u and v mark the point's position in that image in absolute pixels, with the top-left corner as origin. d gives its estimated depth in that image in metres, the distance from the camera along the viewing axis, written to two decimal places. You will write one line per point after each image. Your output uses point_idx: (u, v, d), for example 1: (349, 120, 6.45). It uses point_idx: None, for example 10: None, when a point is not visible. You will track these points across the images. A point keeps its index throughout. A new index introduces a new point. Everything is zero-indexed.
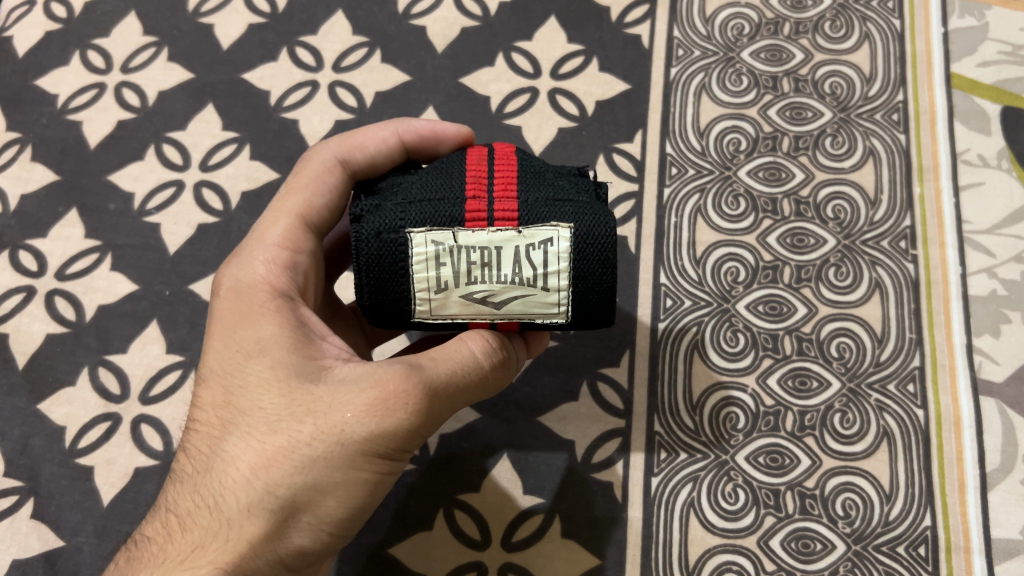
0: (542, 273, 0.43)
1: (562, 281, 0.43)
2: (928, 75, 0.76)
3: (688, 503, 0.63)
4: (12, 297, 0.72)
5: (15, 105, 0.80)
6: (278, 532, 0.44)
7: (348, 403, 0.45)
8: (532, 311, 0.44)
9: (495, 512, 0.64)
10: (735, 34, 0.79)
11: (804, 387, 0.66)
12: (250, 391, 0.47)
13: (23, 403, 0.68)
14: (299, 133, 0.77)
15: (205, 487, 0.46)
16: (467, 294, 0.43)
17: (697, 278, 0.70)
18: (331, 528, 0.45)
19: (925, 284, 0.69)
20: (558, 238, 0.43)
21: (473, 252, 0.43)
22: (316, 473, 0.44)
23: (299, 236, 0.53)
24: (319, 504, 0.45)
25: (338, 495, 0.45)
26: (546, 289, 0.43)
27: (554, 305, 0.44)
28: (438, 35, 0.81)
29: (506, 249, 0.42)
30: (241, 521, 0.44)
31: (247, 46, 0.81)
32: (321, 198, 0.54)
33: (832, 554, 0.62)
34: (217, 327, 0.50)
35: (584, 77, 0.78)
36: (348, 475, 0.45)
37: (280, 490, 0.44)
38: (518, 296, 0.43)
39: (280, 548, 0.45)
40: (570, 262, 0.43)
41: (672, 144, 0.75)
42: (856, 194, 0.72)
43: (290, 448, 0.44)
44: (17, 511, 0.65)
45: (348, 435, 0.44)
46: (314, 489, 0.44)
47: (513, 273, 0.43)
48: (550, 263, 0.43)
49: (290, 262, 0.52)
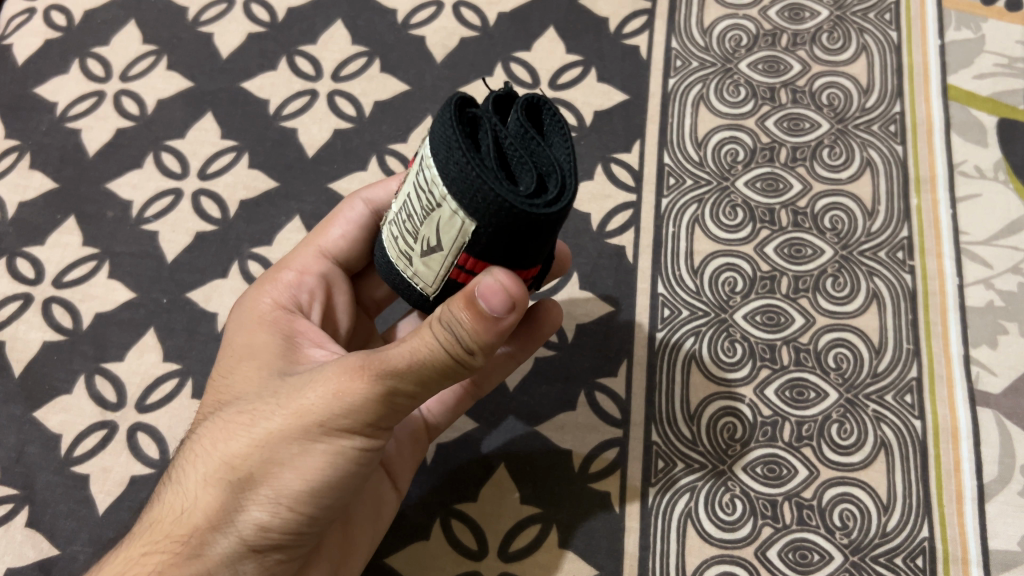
0: (425, 188, 0.39)
1: (439, 186, 0.38)
2: (925, 87, 0.77)
3: (685, 514, 0.63)
4: (9, 304, 0.72)
5: (15, 113, 0.80)
6: (236, 504, 0.46)
7: (313, 383, 0.46)
8: (454, 235, 0.39)
9: (493, 522, 0.64)
10: (732, 46, 0.79)
11: (801, 398, 0.66)
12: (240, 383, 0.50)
13: (19, 410, 0.68)
14: (298, 142, 0.77)
15: (186, 468, 0.49)
16: (416, 253, 0.41)
17: (695, 289, 0.70)
18: (290, 504, 0.46)
19: (922, 295, 0.69)
20: (425, 154, 0.39)
21: (401, 213, 0.41)
22: (273, 447, 0.46)
23: (314, 264, 0.58)
24: (275, 480, 0.46)
25: (292, 471, 0.46)
26: (438, 200, 0.38)
27: (456, 214, 0.38)
28: (437, 45, 0.81)
29: (409, 193, 0.40)
30: (205, 493, 0.47)
31: (246, 55, 0.81)
32: (337, 230, 0.59)
33: (830, 564, 0.62)
34: (230, 335, 0.55)
35: (583, 88, 0.78)
36: (304, 453, 0.45)
37: (239, 464, 0.46)
38: (432, 227, 0.39)
39: (240, 521, 0.46)
40: (438, 162, 0.38)
41: (670, 154, 0.75)
42: (853, 206, 0.72)
43: (254, 424, 0.47)
44: (12, 519, 0.64)
45: (306, 408, 0.45)
46: (271, 458, 0.46)
47: (415, 207, 0.40)
48: (425, 175, 0.39)
49: (297, 281, 0.57)
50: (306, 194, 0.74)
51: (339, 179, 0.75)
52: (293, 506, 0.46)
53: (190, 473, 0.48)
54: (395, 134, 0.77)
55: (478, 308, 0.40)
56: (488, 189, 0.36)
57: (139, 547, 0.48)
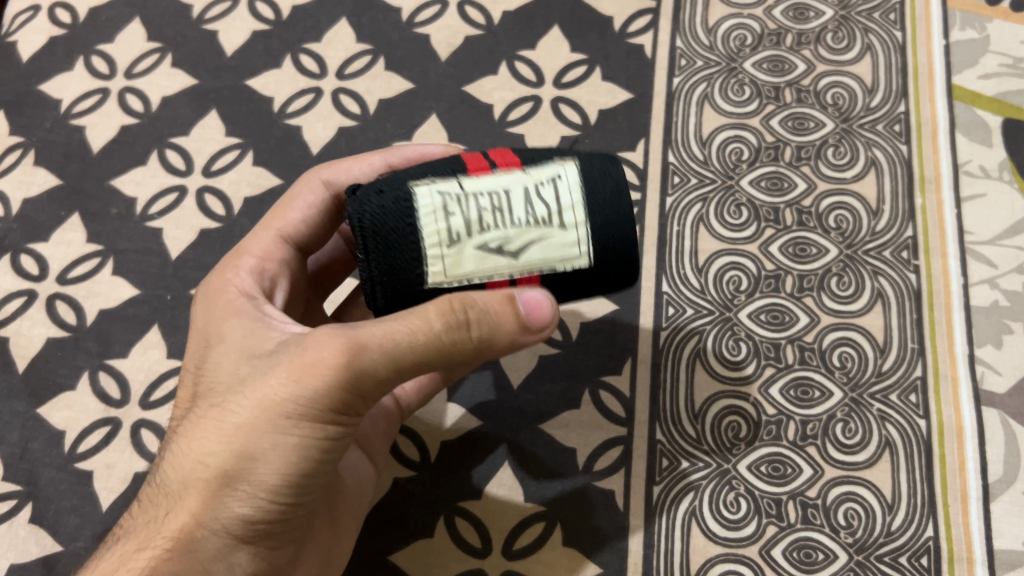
0: (556, 210, 0.43)
1: (578, 215, 0.43)
2: (930, 87, 0.77)
3: (689, 512, 0.63)
4: (13, 300, 0.72)
5: (19, 110, 0.80)
6: (216, 499, 0.46)
7: (278, 374, 0.45)
8: (554, 257, 0.43)
9: (496, 520, 0.64)
10: (737, 45, 0.79)
11: (806, 397, 0.66)
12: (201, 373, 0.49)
13: (23, 407, 0.68)
14: (302, 140, 0.77)
15: (164, 462, 0.49)
16: (481, 243, 0.42)
17: (700, 287, 0.70)
18: (269, 495, 0.46)
19: (927, 294, 0.69)
20: (564, 173, 0.43)
21: (482, 197, 0.42)
22: (245, 441, 0.45)
23: (275, 250, 0.57)
24: (252, 473, 0.46)
25: (268, 464, 0.45)
26: (564, 226, 0.43)
27: (573, 245, 0.43)
28: (442, 44, 0.81)
29: (515, 190, 0.42)
30: (185, 491, 0.47)
31: (251, 53, 0.81)
32: (297, 213, 0.58)
33: (834, 563, 0.61)
34: (191, 320, 0.53)
35: (587, 87, 0.78)
36: (278, 444, 0.45)
37: (213, 460, 0.46)
38: (536, 239, 0.42)
39: (223, 514, 0.46)
40: (582, 195, 0.43)
41: (674, 153, 0.75)
42: (858, 205, 0.72)
43: (222, 418, 0.46)
44: (16, 515, 0.64)
45: (273, 401, 0.45)
46: (245, 454, 0.45)
47: (526, 213, 0.42)
48: (562, 197, 0.43)
49: (258, 266, 0.55)
50: None
51: None
52: (274, 496, 0.46)
53: (167, 469, 0.48)
54: (400, 132, 0.77)
55: (519, 317, 0.43)
56: (604, 238, 0.44)
57: (127, 545, 0.48)
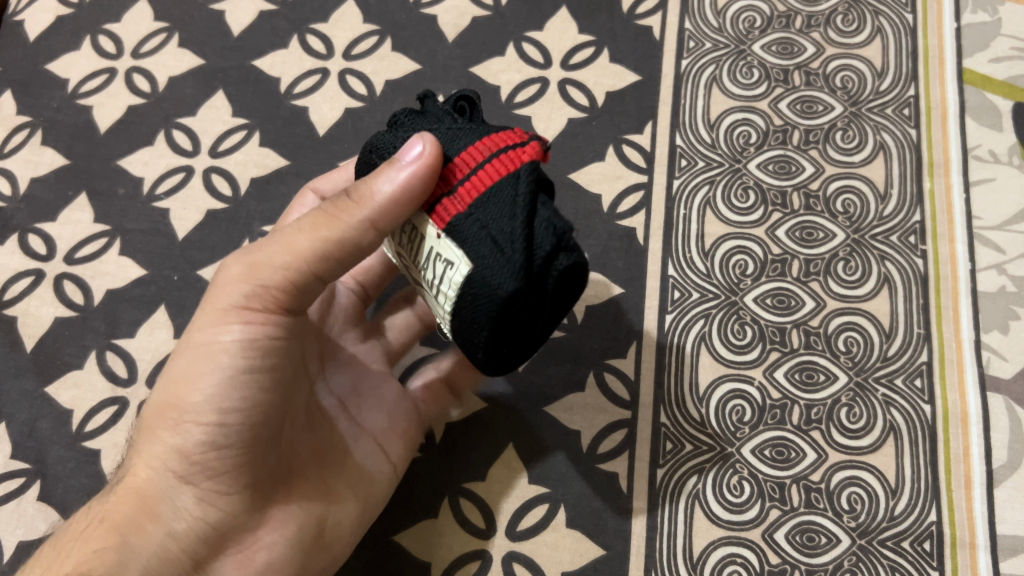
0: (439, 286, 0.44)
1: (446, 303, 0.44)
2: (940, 71, 0.76)
3: (693, 495, 0.63)
4: (22, 280, 0.72)
5: (26, 89, 0.80)
6: (160, 435, 0.50)
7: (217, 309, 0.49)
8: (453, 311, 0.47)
9: (500, 501, 0.64)
10: (746, 27, 0.79)
11: (811, 380, 0.66)
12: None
13: (31, 385, 0.68)
14: (309, 120, 0.77)
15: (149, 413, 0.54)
16: (407, 261, 0.48)
17: (706, 271, 0.70)
18: (195, 419, 0.49)
19: (934, 280, 0.69)
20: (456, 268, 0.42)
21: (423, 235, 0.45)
22: (184, 376, 0.49)
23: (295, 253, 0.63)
24: (175, 399, 0.49)
25: (186, 384, 0.49)
26: (439, 300, 0.45)
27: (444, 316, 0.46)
28: (449, 24, 0.81)
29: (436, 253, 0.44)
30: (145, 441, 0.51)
31: (258, 33, 0.81)
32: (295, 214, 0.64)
33: (837, 547, 0.62)
34: None
35: (595, 68, 0.78)
36: (198, 368, 0.49)
37: (155, 400, 0.51)
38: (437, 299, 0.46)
39: (170, 453, 0.50)
40: (456, 295, 0.43)
41: (682, 136, 0.75)
42: (866, 189, 0.72)
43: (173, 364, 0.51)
44: (24, 492, 0.65)
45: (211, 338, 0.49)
46: (184, 384, 0.49)
47: (426, 268, 0.45)
48: (444, 282, 0.43)
49: None
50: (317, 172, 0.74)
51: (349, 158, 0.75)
52: (197, 419, 0.49)
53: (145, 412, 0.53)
54: None
55: None
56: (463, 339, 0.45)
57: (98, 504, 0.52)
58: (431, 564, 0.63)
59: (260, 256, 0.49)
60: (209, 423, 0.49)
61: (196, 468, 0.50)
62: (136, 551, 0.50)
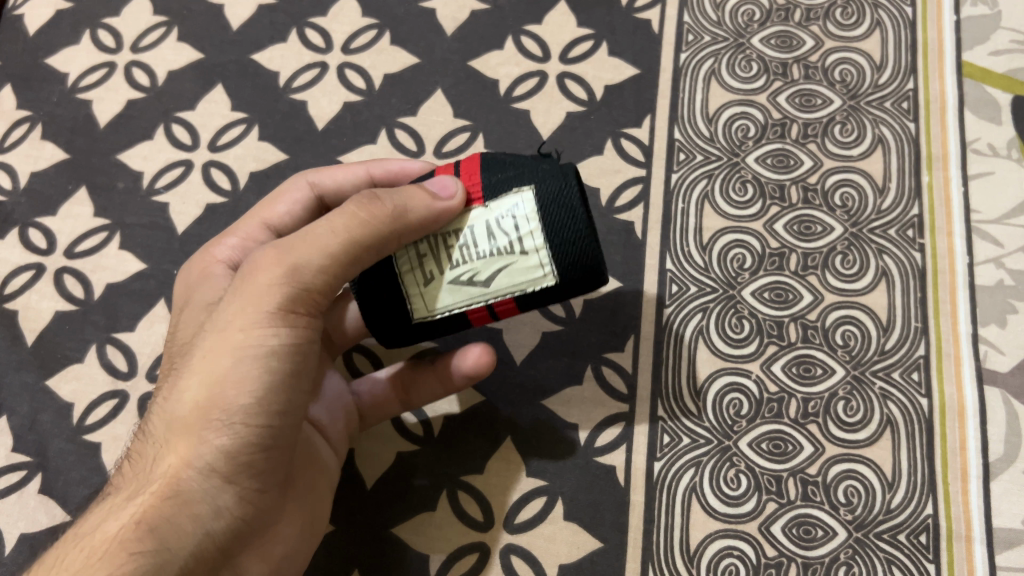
0: (516, 238, 0.48)
1: (537, 241, 0.48)
2: (940, 64, 0.76)
3: (690, 488, 0.63)
4: (22, 274, 0.72)
5: (26, 83, 0.80)
6: (199, 436, 0.48)
7: (260, 305, 0.49)
8: (519, 281, 0.48)
9: (498, 494, 0.64)
10: (745, 20, 0.78)
11: (808, 374, 0.66)
12: (165, 374, 0.54)
13: (32, 379, 0.69)
14: (308, 115, 0.77)
15: (164, 409, 0.50)
16: (453, 278, 0.49)
17: (704, 265, 0.70)
18: (245, 419, 0.48)
19: (931, 273, 0.69)
20: (521, 202, 0.48)
21: (451, 239, 0.49)
22: (230, 377, 0.48)
23: (258, 236, 0.61)
24: (218, 400, 0.48)
25: (231, 383, 0.48)
26: (525, 253, 0.48)
27: (538, 269, 0.48)
28: (448, 18, 0.80)
29: (477, 225, 0.48)
30: (183, 441, 0.48)
31: (257, 27, 0.81)
32: (282, 206, 0.62)
33: (834, 540, 0.62)
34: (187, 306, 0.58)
35: (594, 62, 0.78)
36: (247, 369, 0.48)
37: (190, 399, 0.48)
38: (500, 266, 0.48)
39: (213, 455, 0.48)
40: (540, 221, 0.47)
41: (681, 130, 0.75)
42: (864, 182, 0.72)
43: (209, 363, 0.48)
44: (26, 485, 0.65)
45: (259, 337, 0.48)
46: (235, 384, 0.48)
47: (489, 245, 0.48)
48: (520, 226, 0.48)
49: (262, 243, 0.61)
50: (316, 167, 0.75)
51: (348, 152, 0.75)
52: (248, 419, 0.48)
53: (170, 408, 0.49)
54: (405, 107, 0.77)
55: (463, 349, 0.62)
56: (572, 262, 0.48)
57: (109, 511, 0.48)
58: (429, 557, 0.63)
59: (295, 255, 0.49)
60: (259, 424, 0.48)
61: (241, 468, 0.49)
62: (177, 552, 0.47)
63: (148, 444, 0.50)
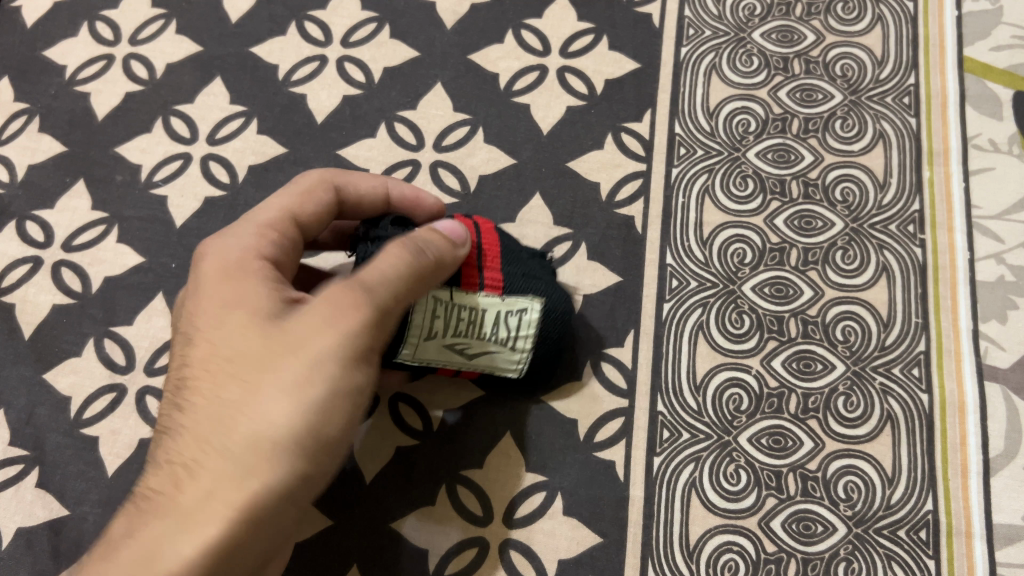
0: (514, 335, 0.56)
1: (528, 343, 0.56)
2: (940, 59, 0.76)
3: (689, 483, 0.63)
4: (20, 267, 0.72)
5: (24, 76, 0.79)
6: (283, 464, 0.45)
7: (349, 332, 0.47)
8: (498, 366, 0.57)
9: (498, 488, 0.64)
10: (746, 15, 0.78)
11: (808, 369, 0.66)
12: (195, 372, 0.48)
13: (29, 372, 0.68)
14: (307, 108, 0.76)
15: (228, 426, 0.45)
16: (449, 343, 0.54)
17: (704, 260, 0.70)
18: (330, 451, 0.47)
19: (932, 269, 0.69)
20: (531, 309, 0.56)
21: (464, 311, 0.54)
22: (322, 409, 0.46)
23: (279, 226, 0.54)
24: (306, 432, 0.46)
25: (322, 415, 0.46)
26: (515, 349, 0.56)
27: (516, 362, 0.57)
28: (448, 12, 0.80)
29: (490, 312, 0.54)
30: (260, 466, 0.45)
31: (256, 20, 0.81)
32: (304, 201, 0.56)
33: (833, 536, 0.62)
34: (197, 299, 0.50)
35: (594, 56, 0.77)
36: (336, 401, 0.47)
37: (276, 425, 0.45)
38: (490, 351, 0.56)
39: (296, 486, 0.46)
40: (537, 329, 0.56)
41: (681, 124, 0.75)
42: (864, 177, 0.72)
43: (294, 389, 0.46)
44: (22, 479, 0.65)
45: (345, 366, 0.47)
46: (325, 415, 0.46)
47: (492, 332, 0.55)
48: (522, 327, 0.56)
49: (278, 234, 0.54)
50: (315, 160, 0.74)
51: (346, 146, 0.75)
52: (332, 451, 0.47)
53: (238, 429, 0.45)
54: (405, 101, 0.77)
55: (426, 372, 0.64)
56: (533, 356, 0.60)
57: (172, 535, 0.43)
58: (428, 551, 0.63)
59: (380, 285, 0.48)
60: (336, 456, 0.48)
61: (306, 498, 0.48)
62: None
63: (201, 455, 0.45)
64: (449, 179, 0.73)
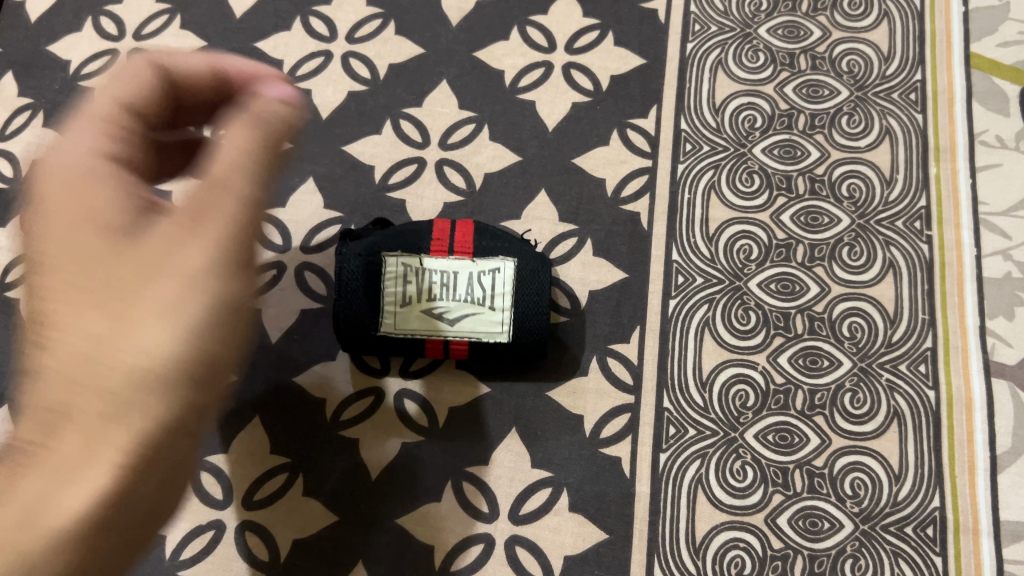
0: (490, 294, 0.61)
1: (506, 302, 0.61)
2: (947, 56, 0.76)
3: (695, 480, 0.63)
4: (24, 262, 0.72)
5: (28, 71, 0.79)
6: (176, 402, 0.39)
7: (218, 248, 0.41)
8: (482, 329, 0.61)
9: (504, 484, 0.64)
10: (752, 11, 0.78)
11: (815, 365, 0.66)
12: (63, 280, 0.40)
13: None
14: (312, 104, 0.76)
15: (104, 360, 0.38)
16: (427, 308, 0.61)
17: (709, 256, 0.70)
18: (218, 382, 0.41)
19: (939, 265, 0.68)
20: (502, 268, 0.61)
21: (434, 274, 0.61)
22: (205, 334, 0.40)
23: (118, 119, 0.46)
24: (204, 359, 0.40)
25: (214, 341, 0.40)
26: (493, 308, 0.61)
27: (499, 324, 0.61)
28: (453, 8, 0.80)
29: (461, 273, 0.61)
30: (149, 400, 0.39)
31: (261, 15, 0.80)
32: (140, 89, 0.47)
33: (840, 533, 0.62)
34: (43, 207, 0.42)
35: (599, 52, 0.77)
36: (219, 326, 0.41)
37: (166, 357, 0.39)
38: (470, 313, 0.61)
39: (181, 421, 0.40)
40: (513, 288, 0.61)
41: (686, 120, 0.74)
42: (870, 173, 0.72)
43: (178, 316, 0.39)
44: None
45: (228, 281, 0.41)
46: (207, 344, 0.40)
47: (467, 293, 0.61)
48: (496, 286, 0.61)
49: (117, 128, 0.45)
50: (320, 156, 0.74)
51: (351, 142, 0.75)
52: (221, 379, 0.41)
53: (121, 362, 0.39)
54: (410, 97, 0.76)
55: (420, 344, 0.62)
56: (524, 326, 0.61)
57: (53, 499, 0.36)
58: (433, 547, 0.63)
59: (235, 184, 0.42)
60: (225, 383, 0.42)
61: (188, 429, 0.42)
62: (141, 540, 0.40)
63: (81, 393, 0.38)
64: (454, 176, 0.73)
